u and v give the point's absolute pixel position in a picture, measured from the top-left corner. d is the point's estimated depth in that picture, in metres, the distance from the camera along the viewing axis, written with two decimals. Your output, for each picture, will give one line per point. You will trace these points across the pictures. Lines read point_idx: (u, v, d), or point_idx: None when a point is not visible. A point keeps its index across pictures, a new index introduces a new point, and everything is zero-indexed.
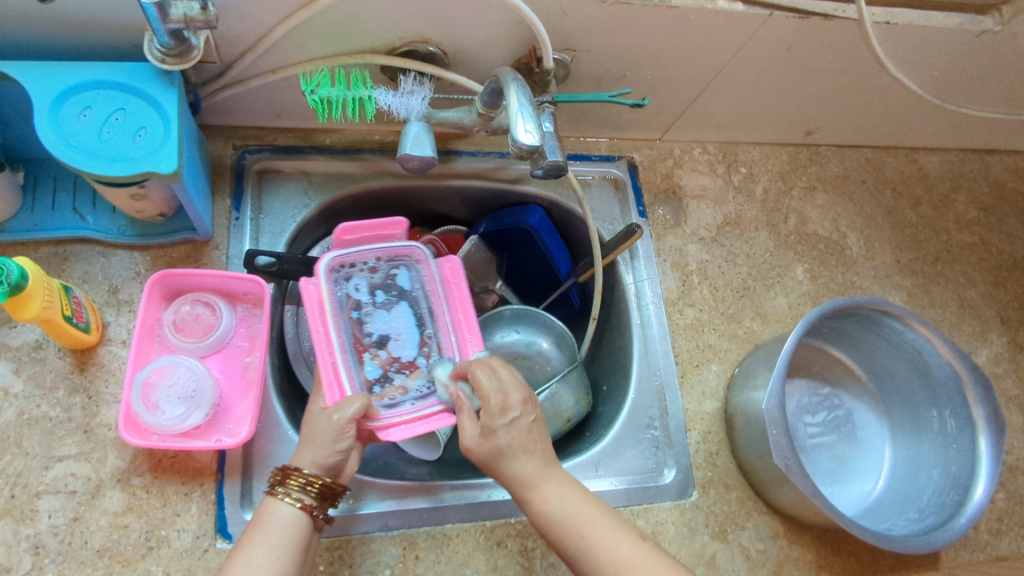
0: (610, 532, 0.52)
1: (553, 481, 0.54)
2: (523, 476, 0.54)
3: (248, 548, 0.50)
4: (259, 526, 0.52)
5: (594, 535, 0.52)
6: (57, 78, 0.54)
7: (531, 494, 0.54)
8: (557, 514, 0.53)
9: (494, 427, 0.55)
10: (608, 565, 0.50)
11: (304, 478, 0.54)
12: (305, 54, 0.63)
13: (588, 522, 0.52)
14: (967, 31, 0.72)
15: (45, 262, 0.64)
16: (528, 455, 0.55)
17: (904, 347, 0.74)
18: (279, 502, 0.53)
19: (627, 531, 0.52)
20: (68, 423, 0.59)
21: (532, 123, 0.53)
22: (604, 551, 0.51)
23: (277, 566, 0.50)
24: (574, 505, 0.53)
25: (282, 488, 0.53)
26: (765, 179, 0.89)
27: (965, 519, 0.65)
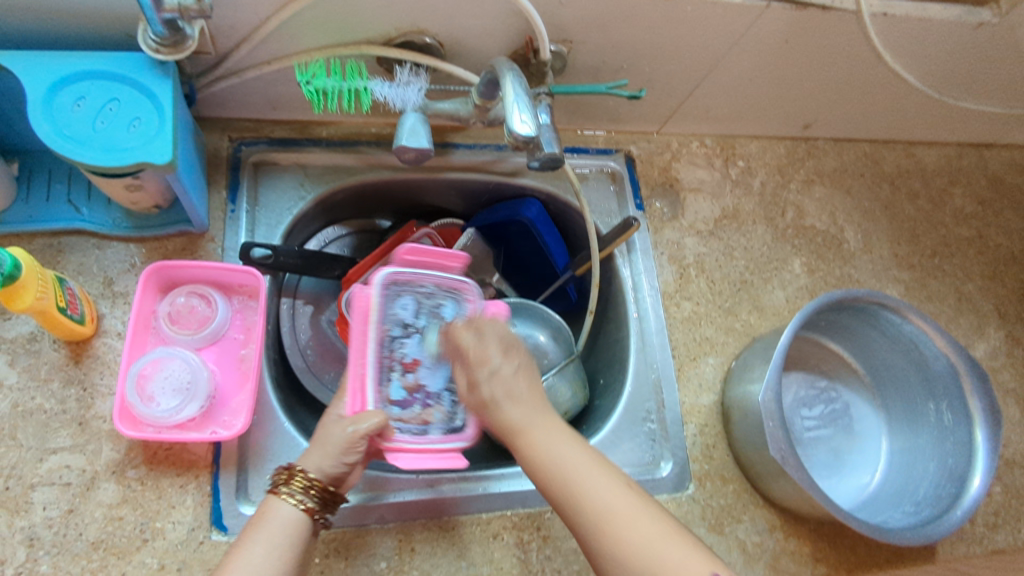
0: (600, 478, 0.51)
1: (545, 428, 0.54)
2: (512, 424, 0.54)
3: (249, 546, 0.49)
4: (259, 524, 0.51)
5: (583, 483, 0.50)
6: (50, 68, 0.53)
7: (522, 440, 0.54)
8: (550, 459, 0.52)
9: (483, 375, 0.56)
10: (595, 512, 0.49)
11: (307, 480, 0.53)
12: (300, 45, 0.63)
13: (580, 465, 0.51)
14: (965, 24, 0.72)
15: (40, 254, 0.63)
16: (519, 406, 0.55)
17: (902, 340, 0.74)
18: (282, 502, 0.52)
19: (617, 479, 0.51)
20: (62, 415, 0.59)
21: (528, 113, 0.53)
22: (593, 496, 0.50)
23: (276, 566, 0.49)
24: (566, 451, 0.52)
25: (284, 489, 0.52)
26: (763, 172, 0.89)
27: (962, 511, 0.65)
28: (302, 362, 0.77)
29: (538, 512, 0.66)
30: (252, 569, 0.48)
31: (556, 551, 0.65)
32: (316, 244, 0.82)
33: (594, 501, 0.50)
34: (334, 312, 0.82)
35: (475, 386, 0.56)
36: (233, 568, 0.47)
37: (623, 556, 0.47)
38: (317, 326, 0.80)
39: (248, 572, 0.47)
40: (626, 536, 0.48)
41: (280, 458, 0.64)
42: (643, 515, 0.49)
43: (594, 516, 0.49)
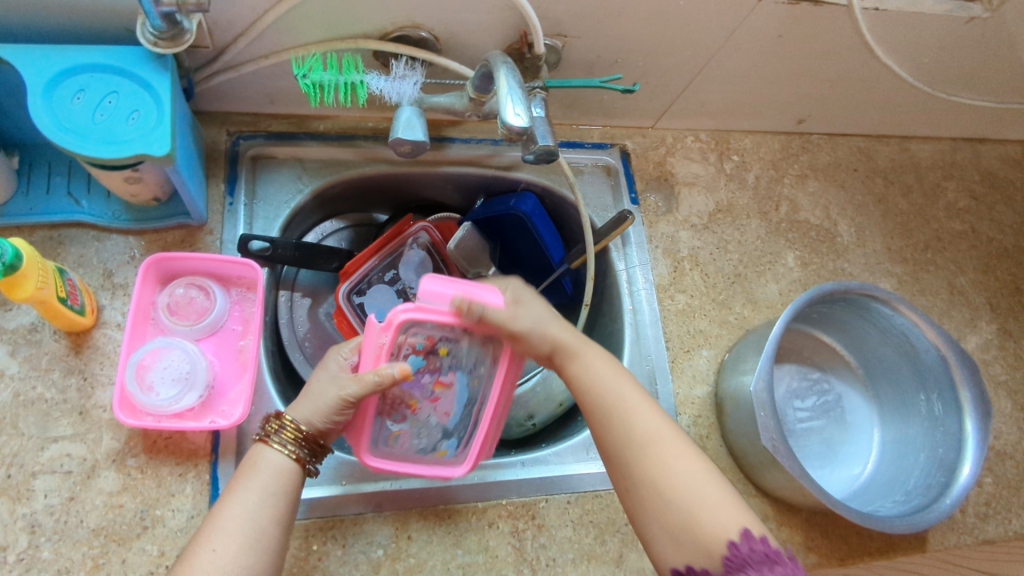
0: (640, 408, 0.56)
1: (588, 355, 0.58)
2: (567, 347, 0.59)
3: (240, 494, 0.51)
4: (250, 472, 0.52)
5: (628, 409, 0.56)
6: (50, 61, 0.54)
7: (575, 360, 0.58)
8: (594, 384, 0.57)
9: (522, 312, 0.58)
10: (632, 437, 0.54)
11: (298, 430, 0.55)
12: (297, 39, 0.64)
13: (626, 398, 0.56)
14: (956, 18, 0.73)
15: (40, 246, 0.64)
16: (566, 331, 0.59)
17: (893, 331, 0.75)
18: (272, 450, 0.53)
19: (654, 411, 0.56)
20: (64, 404, 0.60)
21: (521, 106, 0.53)
22: (632, 423, 0.55)
23: (270, 512, 0.51)
24: (614, 382, 0.57)
25: (273, 436, 0.54)
26: (757, 167, 0.90)
27: (951, 500, 0.66)
28: (301, 356, 0.78)
29: (533, 501, 0.67)
30: (247, 517, 0.50)
31: (551, 540, 0.66)
32: (315, 237, 0.84)
33: (631, 428, 0.55)
34: (332, 305, 0.83)
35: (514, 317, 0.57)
36: (228, 514, 0.49)
37: (660, 480, 0.52)
38: (315, 319, 0.81)
39: (243, 522, 0.49)
40: (663, 461, 0.53)
41: None
42: (680, 445, 0.54)
43: (631, 440, 0.54)
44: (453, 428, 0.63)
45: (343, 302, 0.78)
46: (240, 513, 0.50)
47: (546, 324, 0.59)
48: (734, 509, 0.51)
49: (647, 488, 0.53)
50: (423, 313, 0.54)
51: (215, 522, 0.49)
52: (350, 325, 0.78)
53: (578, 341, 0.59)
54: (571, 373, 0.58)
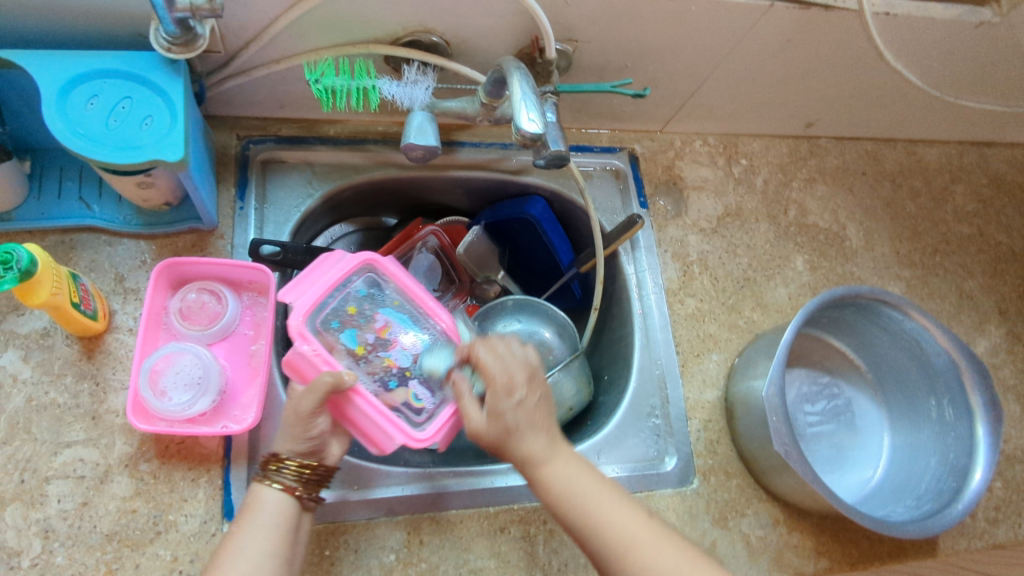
0: (614, 505, 0.52)
1: (558, 458, 0.55)
2: (532, 456, 0.54)
3: (238, 532, 0.50)
4: (246, 513, 0.52)
5: (600, 513, 0.51)
6: (64, 67, 0.54)
7: (539, 475, 0.54)
8: (567, 488, 0.53)
9: (502, 405, 0.54)
10: (614, 539, 0.50)
11: (285, 463, 0.54)
12: (309, 44, 0.64)
13: (599, 499, 0.52)
14: (966, 23, 0.73)
15: (53, 250, 0.64)
16: (541, 433, 0.55)
17: (903, 335, 0.75)
18: (265, 488, 0.53)
19: (626, 502, 0.52)
20: (76, 409, 0.60)
21: (535, 111, 0.54)
22: (610, 522, 0.51)
23: (268, 548, 0.50)
24: (581, 484, 0.53)
25: (267, 474, 0.54)
26: (766, 171, 0.90)
27: (963, 505, 0.66)
28: None
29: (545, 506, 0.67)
30: (245, 553, 0.49)
31: (562, 545, 0.66)
32: (323, 241, 0.84)
33: (612, 526, 0.51)
34: None
35: (495, 417, 0.54)
36: (226, 550, 0.49)
37: None
38: None
39: (240, 557, 0.48)
40: (649, 559, 0.49)
41: None
42: (661, 538, 0.50)
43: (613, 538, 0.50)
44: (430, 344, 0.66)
45: None
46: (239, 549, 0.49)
47: (525, 420, 0.55)
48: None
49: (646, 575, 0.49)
50: (303, 308, 0.60)
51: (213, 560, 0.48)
52: None
53: (542, 442, 0.55)
54: (546, 480, 0.54)
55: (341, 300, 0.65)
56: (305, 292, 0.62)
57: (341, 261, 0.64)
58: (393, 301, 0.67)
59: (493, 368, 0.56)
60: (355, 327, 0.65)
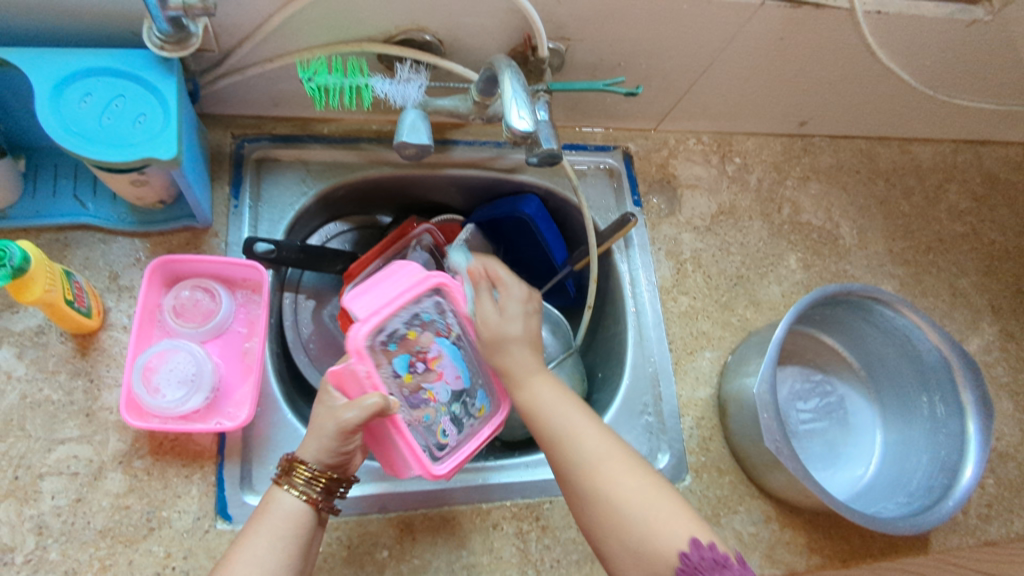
0: (588, 432, 0.56)
1: (543, 377, 0.59)
2: (518, 368, 0.59)
3: (253, 537, 0.52)
4: (263, 516, 0.53)
5: (580, 434, 0.56)
6: (58, 66, 0.54)
7: (526, 384, 0.59)
8: (551, 410, 0.57)
9: (509, 310, 0.61)
10: (581, 459, 0.54)
11: (309, 471, 0.54)
12: (302, 43, 0.64)
13: (575, 423, 0.56)
14: (958, 21, 0.73)
15: (47, 248, 0.64)
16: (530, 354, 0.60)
17: (895, 332, 0.75)
18: (284, 493, 0.53)
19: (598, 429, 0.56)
20: (70, 406, 0.60)
21: (526, 110, 0.54)
22: (581, 443, 0.55)
23: (280, 557, 0.51)
24: (561, 406, 0.58)
25: (290, 479, 0.54)
26: (759, 169, 0.90)
27: (954, 501, 0.66)
28: (305, 357, 0.78)
29: (537, 502, 0.67)
30: (257, 563, 0.50)
31: (555, 541, 0.66)
32: (319, 240, 0.84)
33: (583, 451, 0.55)
34: (336, 307, 0.83)
35: (505, 319, 0.61)
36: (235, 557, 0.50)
37: (615, 501, 0.52)
38: (319, 321, 0.82)
39: (251, 566, 0.49)
40: (614, 482, 0.53)
41: (284, 448, 0.65)
42: (632, 466, 0.54)
43: (581, 458, 0.54)
44: (472, 385, 0.65)
45: None
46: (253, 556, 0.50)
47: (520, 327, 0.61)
48: (686, 520, 0.51)
49: (602, 497, 0.53)
50: (369, 322, 0.57)
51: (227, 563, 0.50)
52: None
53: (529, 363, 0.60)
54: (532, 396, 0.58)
55: (406, 320, 0.61)
56: (377, 309, 0.58)
57: (416, 283, 0.60)
58: (451, 332, 0.65)
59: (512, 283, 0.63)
60: (410, 352, 0.62)
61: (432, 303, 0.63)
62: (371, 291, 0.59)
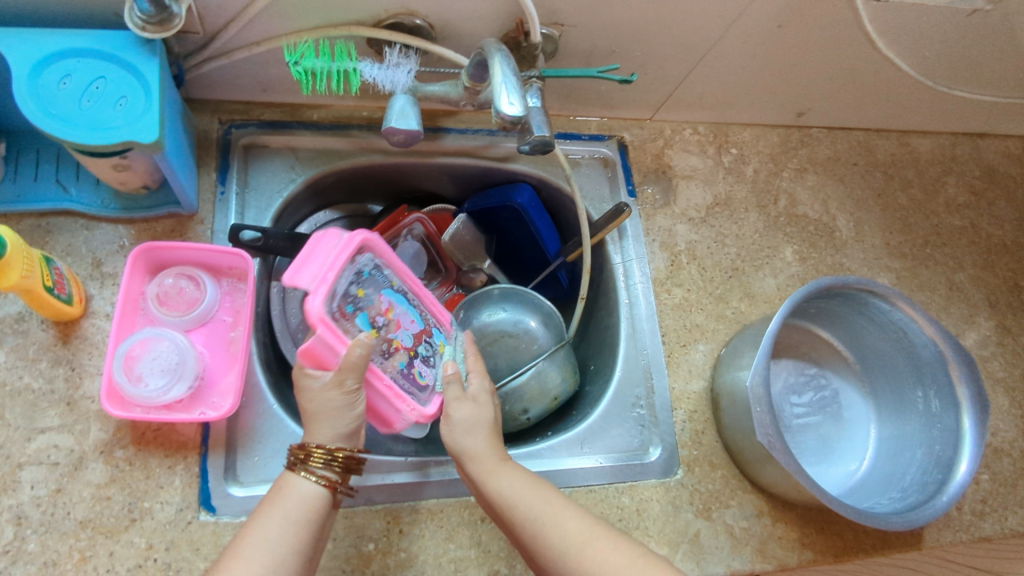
0: (565, 514, 0.54)
1: (500, 467, 0.58)
2: (482, 463, 0.58)
3: (263, 520, 0.51)
4: (277, 500, 0.53)
5: (544, 515, 0.54)
6: (36, 45, 0.53)
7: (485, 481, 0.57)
8: (504, 494, 0.55)
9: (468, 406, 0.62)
10: (561, 543, 0.52)
11: (326, 454, 0.55)
12: (289, 26, 0.62)
13: (533, 502, 0.55)
14: (959, 10, 0.72)
15: (28, 234, 0.63)
16: (487, 449, 0.59)
17: (891, 327, 0.74)
18: (301, 478, 0.54)
19: (578, 514, 0.54)
20: (51, 395, 0.59)
21: (516, 96, 0.52)
22: (523, 502, 0.55)
23: (290, 542, 0.50)
24: (519, 488, 0.56)
25: (305, 465, 0.55)
26: (756, 160, 0.89)
27: (947, 497, 0.65)
28: (293, 348, 0.77)
29: None
30: (268, 547, 0.49)
31: None
32: (308, 228, 0.82)
33: (562, 537, 0.52)
34: None
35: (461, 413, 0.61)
36: (250, 540, 0.49)
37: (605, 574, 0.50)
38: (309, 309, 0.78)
39: (263, 548, 0.49)
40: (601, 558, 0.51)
41: (270, 439, 0.64)
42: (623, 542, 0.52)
43: (564, 546, 0.52)
44: (427, 326, 0.68)
45: None
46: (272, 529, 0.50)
47: (478, 443, 0.59)
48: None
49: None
50: (319, 291, 0.57)
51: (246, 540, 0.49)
52: None
53: (491, 461, 0.58)
54: (492, 492, 0.56)
55: (351, 280, 0.61)
56: (321, 274, 0.57)
57: (344, 240, 0.59)
58: (393, 282, 0.66)
59: (458, 441, 0.59)
60: (367, 311, 0.63)
61: (368, 258, 0.63)
62: (310, 263, 0.58)
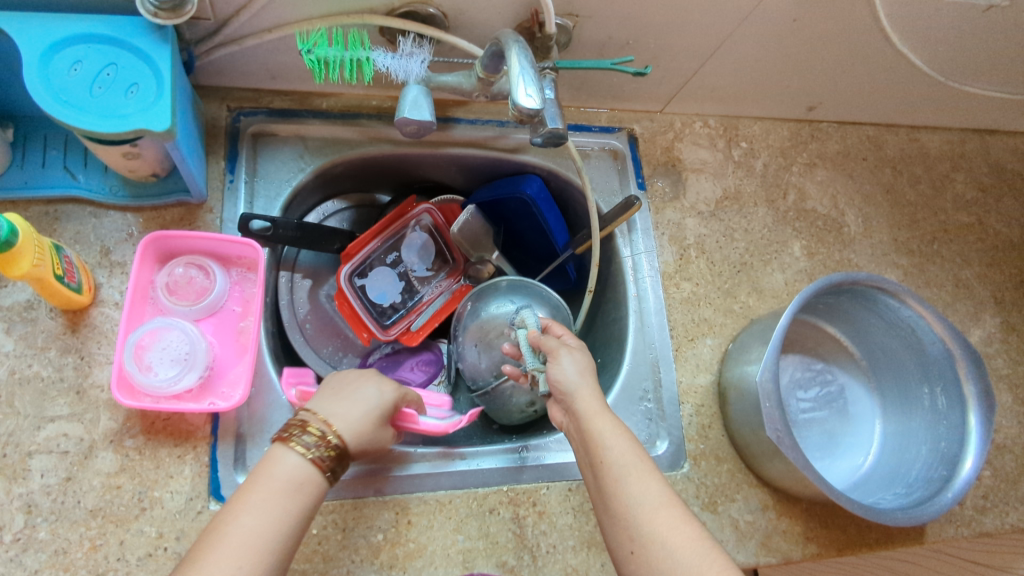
0: (651, 476, 0.51)
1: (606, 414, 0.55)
2: (583, 411, 0.55)
3: (244, 504, 0.46)
4: (261, 477, 0.48)
5: (624, 473, 0.51)
6: (46, 31, 0.52)
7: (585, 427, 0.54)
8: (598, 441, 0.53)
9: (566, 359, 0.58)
10: (636, 507, 0.50)
11: (321, 432, 0.51)
12: (302, 13, 0.62)
13: (624, 458, 0.52)
14: (975, 5, 0.71)
15: (36, 221, 0.63)
16: (594, 394, 0.56)
17: (899, 323, 0.74)
18: (290, 450, 0.49)
19: (660, 479, 0.51)
20: (60, 383, 0.59)
21: (534, 87, 0.52)
22: (615, 456, 0.52)
23: (267, 533, 0.45)
24: (613, 439, 0.53)
25: (293, 436, 0.50)
26: (766, 154, 0.89)
27: (953, 493, 0.65)
28: (300, 337, 0.78)
29: (534, 488, 0.67)
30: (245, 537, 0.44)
31: (551, 527, 0.66)
32: (316, 217, 0.82)
33: (640, 493, 0.50)
34: (333, 287, 0.82)
35: (560, 368, 0.57)
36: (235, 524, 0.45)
37: (667, 548, 0.47)
38: (316, 301, 0.81)
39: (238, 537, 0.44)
40: (672, 526, 0.48)
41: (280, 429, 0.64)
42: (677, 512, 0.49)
43: (638, 511, 0.49)
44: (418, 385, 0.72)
45: (344, 286, 0.77)
46: (246, 518, 0.45)
47: (586, 385, 0.57)
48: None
49: (656, 547, 0.48)
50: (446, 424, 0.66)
51: (214, 533, 0.44)
52: (353, 306, 0.78)
53: (596, 405, 0.55)
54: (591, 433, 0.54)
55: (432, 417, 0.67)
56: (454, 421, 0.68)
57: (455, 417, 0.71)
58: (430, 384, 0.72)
59: (569, 380, 0.57)
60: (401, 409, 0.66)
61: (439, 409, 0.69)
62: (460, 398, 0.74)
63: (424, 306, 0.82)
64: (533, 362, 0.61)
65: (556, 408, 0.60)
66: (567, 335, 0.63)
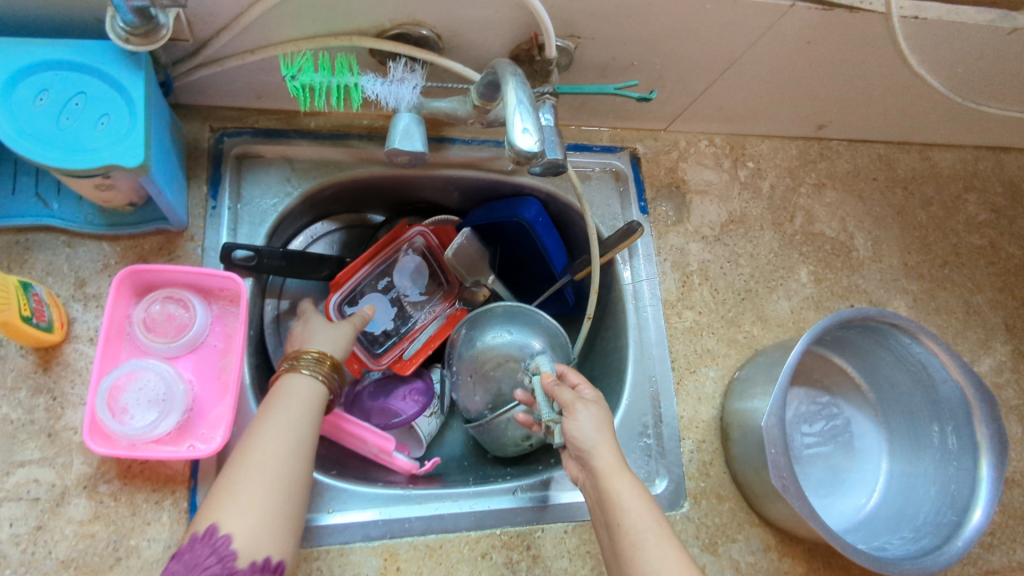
0: (669, 542, 0.49)
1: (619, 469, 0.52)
2: (598, 468, 0.52)
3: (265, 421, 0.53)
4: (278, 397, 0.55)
5: (641, 539, 0.49)
6: (8, 57, 0.49)
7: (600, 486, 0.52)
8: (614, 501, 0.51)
9: (583, 414, 0.54)
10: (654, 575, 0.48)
11: (318, 355, 0.60)
12: (286, 34, 0.58)
13: (639, 521, 0.50)
14: (998, 28, 0.68)
15: (6, 251, 0.59)
16: (612, 450, 0.53)
17: (909, 359, 0.71)
18: (299, 374, 0.57)
19: (679, 547, 0.49)
20: (31, 426, 0.56)
21: (531, 122, 0.48)
22: (631, 520, 0.50)
23: (292, 439, 0.53)
24: (635, 505, 0.50)
25: (297, 364, 0.58)
26: (773, 174, 0.85)
27: (963, 542, 0.63)
28: None
29: (529, 530, 0.64)
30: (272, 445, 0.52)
31: (545, 572, 0.63)
32: (303, 241, 0.79)
33: (659, 561, 0.48)
34: None
35: (578, 424, 0.53)
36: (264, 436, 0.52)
37: None
38: None
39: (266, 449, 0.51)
40: None
41: None
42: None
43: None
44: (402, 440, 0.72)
45: (334, 315, 0.73)
46: (274, 426, 0.53)
47: (605, 440, 0.53)
48: None
49: None
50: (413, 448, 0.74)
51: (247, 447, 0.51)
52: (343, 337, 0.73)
53: (614, 462, 0.52)
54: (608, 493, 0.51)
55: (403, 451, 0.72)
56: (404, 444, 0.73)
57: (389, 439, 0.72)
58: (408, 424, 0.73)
59: (586, 436, 0.53)
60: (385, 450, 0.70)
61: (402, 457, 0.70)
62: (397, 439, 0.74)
63: (417, 332, 0.79)
64: (548, 412, 0.57)
65: (571, 460, 0.58)
66: (583, 383, 0.59)
